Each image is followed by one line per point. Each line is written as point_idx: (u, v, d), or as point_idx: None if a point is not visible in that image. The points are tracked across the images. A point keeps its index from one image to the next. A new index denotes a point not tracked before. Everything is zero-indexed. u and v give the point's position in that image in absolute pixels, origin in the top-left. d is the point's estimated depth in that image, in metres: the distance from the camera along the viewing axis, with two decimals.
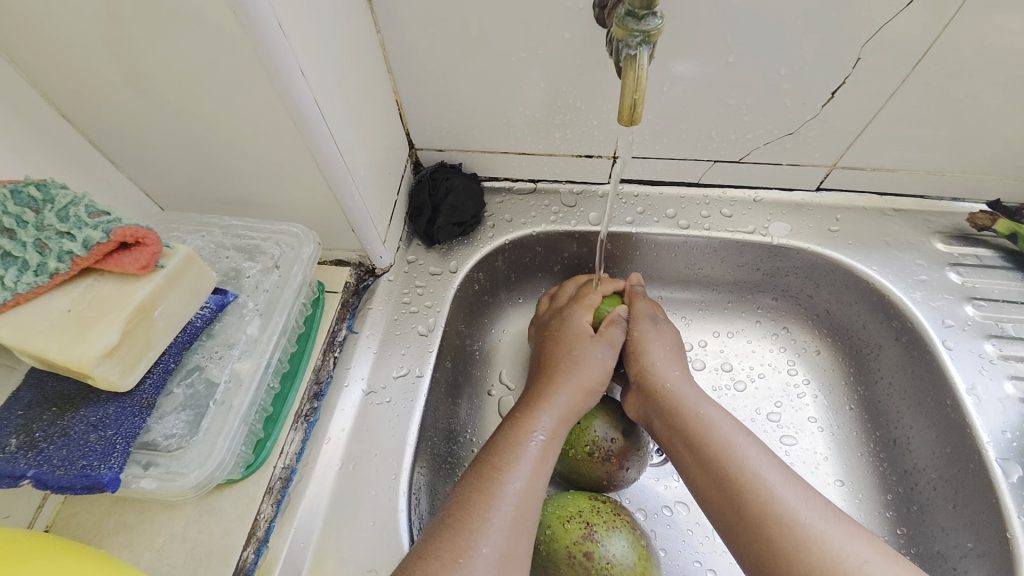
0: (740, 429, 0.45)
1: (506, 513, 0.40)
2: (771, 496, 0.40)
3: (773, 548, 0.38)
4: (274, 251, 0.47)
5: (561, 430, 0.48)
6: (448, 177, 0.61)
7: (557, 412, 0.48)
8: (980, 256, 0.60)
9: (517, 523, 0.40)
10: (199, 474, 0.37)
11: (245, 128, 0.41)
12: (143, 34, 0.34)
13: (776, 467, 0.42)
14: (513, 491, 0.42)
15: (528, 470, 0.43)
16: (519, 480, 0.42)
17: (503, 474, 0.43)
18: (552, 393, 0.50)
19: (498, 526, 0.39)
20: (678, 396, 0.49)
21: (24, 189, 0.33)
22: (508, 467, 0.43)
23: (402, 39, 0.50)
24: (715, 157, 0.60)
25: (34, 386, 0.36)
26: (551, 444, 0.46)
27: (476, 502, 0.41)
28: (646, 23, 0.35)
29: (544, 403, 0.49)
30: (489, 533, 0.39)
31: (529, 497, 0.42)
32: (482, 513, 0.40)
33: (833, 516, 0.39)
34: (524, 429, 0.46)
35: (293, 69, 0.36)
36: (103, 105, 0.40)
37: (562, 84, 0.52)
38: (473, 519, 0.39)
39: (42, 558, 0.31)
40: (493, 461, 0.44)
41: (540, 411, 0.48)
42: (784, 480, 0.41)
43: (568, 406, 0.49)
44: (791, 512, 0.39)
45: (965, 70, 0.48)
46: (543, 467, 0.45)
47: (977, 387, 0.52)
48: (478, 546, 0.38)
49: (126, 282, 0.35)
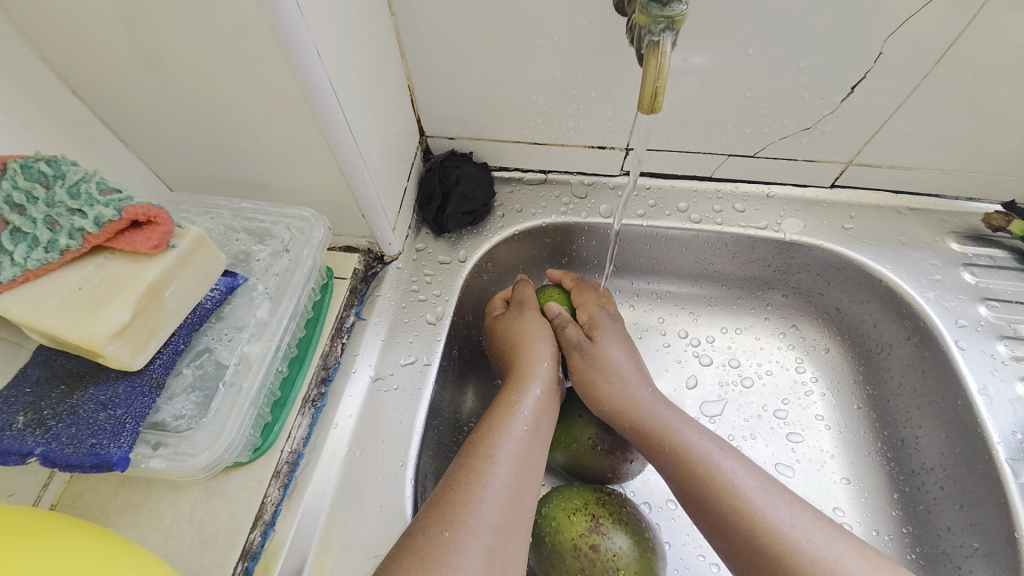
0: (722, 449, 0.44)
1: (493, 486, 0.40)
2: (759, 522, 0.39)
3: (764, 567, 0.38)
4: (284, 235, 0.46)
5: (546, 402, 0.48)
6: (459, 165, 0.61)
7: (539, 388, 0.48)
8: (995, 257, 0.59)
9: (508, 495, 0.40)
10: (210, 456, 0.37)
11: (257, 109, 0.40)
12: (156, 9, 0.33)
13: (761, 487, 0.41)
14: (501, 464, 0.42)
15: (514, 442, 0.43)
16: (506, 453, 0.43)
17: (490, 450, 0.43)
18: (528, 371, 0.50)
19: (488, 498, 0.40)
20: (651, 420, 0.47)
21: (34, 165, 0.33)
22: (493, 441, 0.43)
23: (416, 23, 0.49)
24: (729, 150, 0.59)
25: (43, 363, 0.36)
26: (537, 417, 0.46)
27: (464, 478, 0.41)
28: (671, 8, 0.35)
29: (525, 379, 0.49)
30: (479, 505, 0.39)
31: (518, 469, 0.42)
32: (470, 487, 0.40)
33: (825, 533, 0.39)
34: (507, 404, 0.47)
35: (308, 49, 0.35)
36: (114, 82, 0.40)
37: (577, 73, 0.52)
38: (461, 493, 0.40)
39: (46, 532, 0.31)
40: (478, 437, 0.44)
41: (521, 386, 0.48)
42: (770, 502, 0.40)
43: (547, 381, 0.49)
44: (781, 537, 0.38)
45: (990, 67, 0.47)
46: (532, 439, 0.45)
47: (989, 388, 0.52)
48: (468, 518, 0.38)
49: (137, 261, 0.34)
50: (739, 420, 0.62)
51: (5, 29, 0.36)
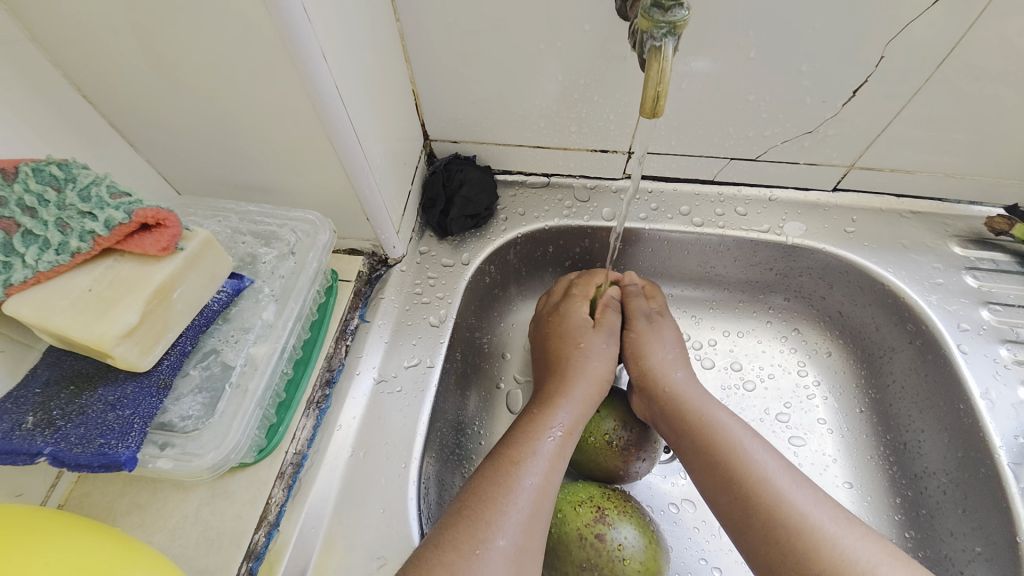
0: (747, 431, 0.46)
1: (522, 507, 0.40)
2: (780, 498, 0.40)
3: (784, 548, 0.38)
4: (289, 237, 0.47)
5: (579, 424, 0.48)
6: (462, 169, 0.61)
7: (575, 408, 0.48)
8: (997, 260, 0.59)
9: (533, 518, 0.40)
10: (216, 456, 0.37)
11: (264, 113, 0.41)
12: (167, 16, 0.34)
13: (784, 469, 0.42)
14: (531, 485, 0.42)
15: (545, 465, 0.44)
16: (537, 475, 0.43)
17: (521, 468, 0.43)
18: (568, 389, 0.50)
19: (517, 519, 0.40)
20: (682, 397, 0.49)
21: (45, 168, 0.34)
22: (525, 461, 0.43)
23: (421, 29, 0.50)
24: (731, 154, 0.59)
25: (52, 364, 0.36)
26: (569, 439, 0.46)
27: (493, 496, 0.41)
28: (673, 14, 0.35)
29: (561, 398, 0.49)
30: (508, 527, 0.39)
31: (546, 491, 0.42)
32: (500, 507, 0.40)
33: (842, 517, 0.39)
34: (542, 423, 0.47)
35: (316, 54, 0.36)
36: (125, 87, 0.40)
37: (580, 77, 0.52)
38: (490, 512, 0.40)
39: (58, 533, 0.31)
40: (513, 453, 0.44)
41: (558, 406, 0.48)
42: (793, 483, 0.41)
43: (586, 400, 0.49)
44: (801, 515, 0.39)
45: (990, 72, 0.47)
46: (561, 462, 0.45)
47: (991, 392, 0.52)
48: (495, 538, 0.38)
49: (146, 264, 0.35)
50: None
51: (18, 35, 0.37)
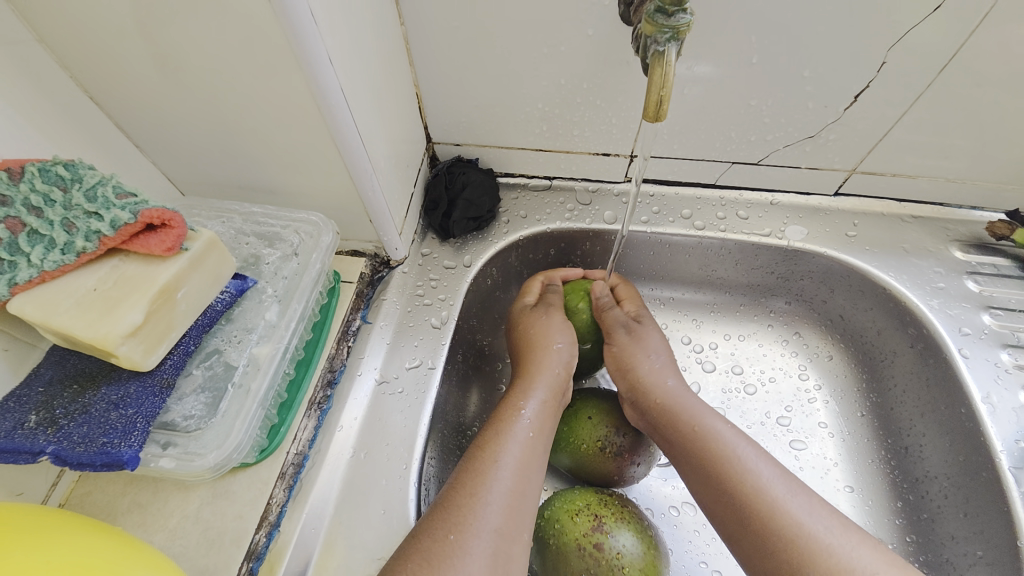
0: (743, 438, 0.45)
1: (496, 488, 0.40)
2: (776, 509, 0.40)
3: (780, 559, 0.38)
4: (292, 238, 0.47)
5: (550, 406, 0.48)
6: (464, 171, 0.61)
7: (541, 391, 0.49)
8: (999, 265, 0.59)
9: (510, 500, 0.40)
10: (218, 456, 0.37)
11: (269, 115, 0.41)
12: (175, 18, 0.34)
13: (780, 476, 0.42)
14: (502, 466, 0.42)
15: (518, 447, 0.44)
16: (509, 456, 0.43)
17: (490, 452, 0.43)
18: (533, 371, 0.50)
19: (492, 502, 0.40)
20: (676, 406, 0.48)
21: (52, 168, 0.34)
22: (495, 444, 0.44)
23: (425, 32, 0.50)
24: (733, 158, 0.60)
25: (56, 363, 0.36)
26: (540, 421, 0.47)
27: (467, 480, 0.41)
28: (676, 18, 0.35)
29: (528, 383, 0.49)
30: (483, 508, 0.39)
31: (520, 472, 0.42)
32: (472, 489, 0.40)
33: (839, 525, 0.39)
34: (510, 408, 0.47)
35: (320, 57, 0.36)
36: (131, 88, 0.41)
37: (582, 81, 0.52)
38: (463, 496, 0.40)
39: (58, 532, 0.31)
40: (483, 439, 0.44)
41: (525, 389, 0.49)
42: (788, 491, 0.41)
43: (552, 380, 0.50)
44: (796, 526, 0.39)
45: (991, 77, 0.47)
46: (534, 444, 0.45)
47: (992, 396, 0.52)
48: (471, 521, 0.38)
49: (151, 263, 0.35)
50: (743, 426, 0.62)
51: (27, 36, 0.37)
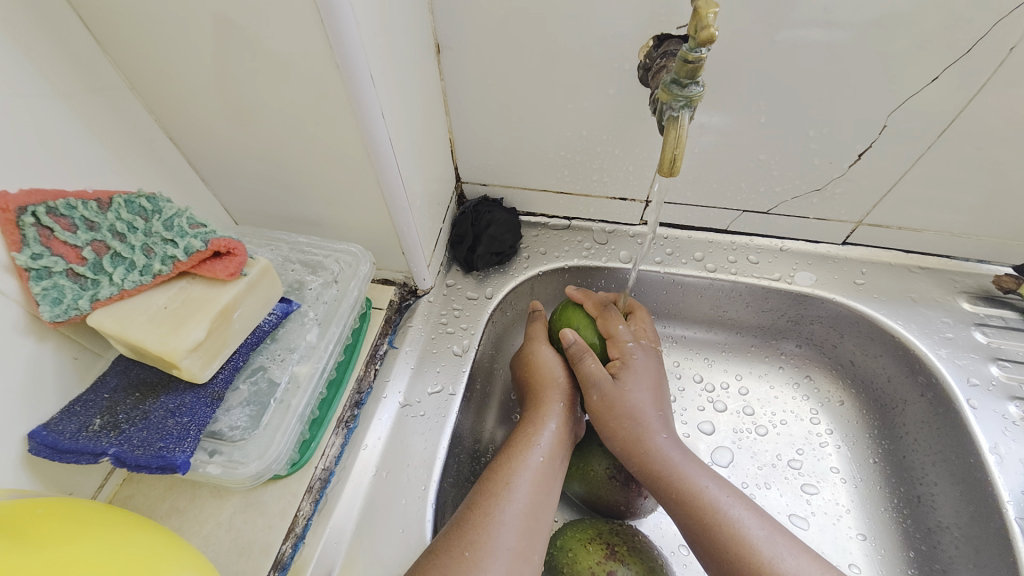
0: (734, 497, 0.45)
1: (510, 512, 0.43)
2: (768, 572, 0.40)
3: None
4: (333, 267, 0.51)
5: (563, 435, 0.50)
6: (490, 210, 0.66)
7: (554, 424, 0.50)
8: (1007, 318, 0.60)
9: (523, 522, 0.43)
10: (259, 465, 0.40)
11: (323, 159, 0.46)
12: (257, 80, 0.41)
13: (770, 536, 0.43)
14: (516, 492, 0.44)
15: (530, 473, 0.46)
16: (523, 480, 0.45)
17: (506, 476, 0.45)
18: (545, 405, 0.52)
19: (505, 522, 0.42)
20: (663, 462, 0.48)
21: (136, 200, 0.40)
22: (509, 468, 0.46)
23: (462, 87, 0.56)
24: (743, 207, 0.63)
25: (120, 372, 0.41)
26: (553, 448, 0.49)
27: (483, 502, 0.43)
28: (689, 89, 0.39)
29: (543, 410, 0.51)
30: (498, 528, 0.41)
31: (532, 497, 0.44)
32: (488, 511, 0.42)
33: None
34: (523, 436, 0.49)
35: (374, 111, 0.41)
36: (208, 134, 0.47)
37: (603, 133, 0.57)
38: (480, 517, 0.42)
39: (98, 525, 0.34)
40: (497, 464, 0.47)
41: (535, 420, 0.50)
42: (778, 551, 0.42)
43: (562, 413, 0.51)
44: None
45: (989, 141, 0.51)
46: (548, 469, 0.47)
47: (1000, 447, 0.52)
48: (485, 540, 0.40)
49: (213, 286, 0.39)
50: (753, 467, 0.62)
51: (122, 85, 0.43)
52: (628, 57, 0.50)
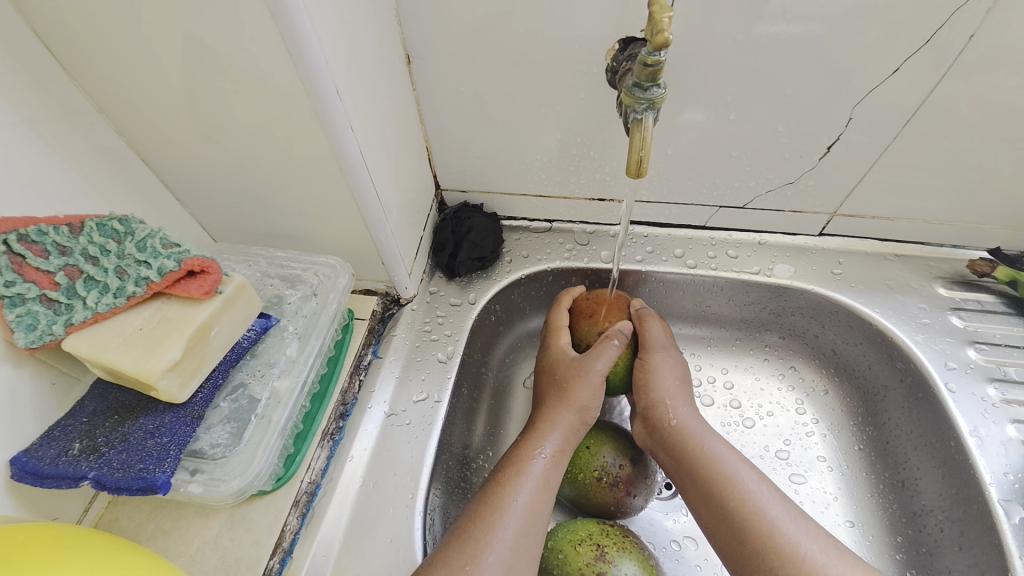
0: (745, 464, 0.47)
1: (510, 525, 0.43)
2: (776, 529, 0.42)
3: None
4: (312, 280, 0.52)
5: (564, 449, 0.49)
6: (470, 216, 0.66)
7: (559, 436, 0.50)
8: (982, 301, 0.62)
9: (522, 537, 0.43)
10: (241, 481, 0.40)
11: (296, 173, 0.47)
12: (226, 98, 0.41)
13: (778, 499, 0.44)
14: (517, 505, 0.44)
15: (531, 486, 0.46)
16: (523, 496, 0.45)
17: (508, 489, 0.45)
18: (552, 416, 0.51)
19: (505, 538, 0.42)
20: (682, 429, 0.50)
21: (108, 223, 0.39)
22: (512, 483, 0.46)
23: (436, 96, 0.56)
24: (720, 203, 0.64)
25: (99, 396, 0.41)
26: (554, 464, 0.48)
27: (483, 515, 0.43)
28: (651, 92, 0.40)
29: (547, 420, 0.51)
30: (496, 543, 0.41)
31: (532, 512, 0.44)
32: (489, 524, 0.42)
33: (834, 549, 0.41)
34: (526, 449, 0.49)
35: (344, 125, 0.42)
36: (180, 152, 0.47)
37: (577, 135, 0.58)
38: (480, 530, 0.42)
39: (80, 548, 0.34)
40: (501, 477, 0.46)
41: (541, 433, 0.50)
42: (785, 513, 0.43)
43: (568, 429, 0.50)
44: (793, 545, 0.41)
45: (952, 129, 0.52)
46: (549, 485, 0.47)
47: (980, 429, 0.53)
48: (484, 555, 0.40)
49: (189, 305, 0.39)
50: None
51: (89, 108, 0.43)
52: (596, 61, 0.50)
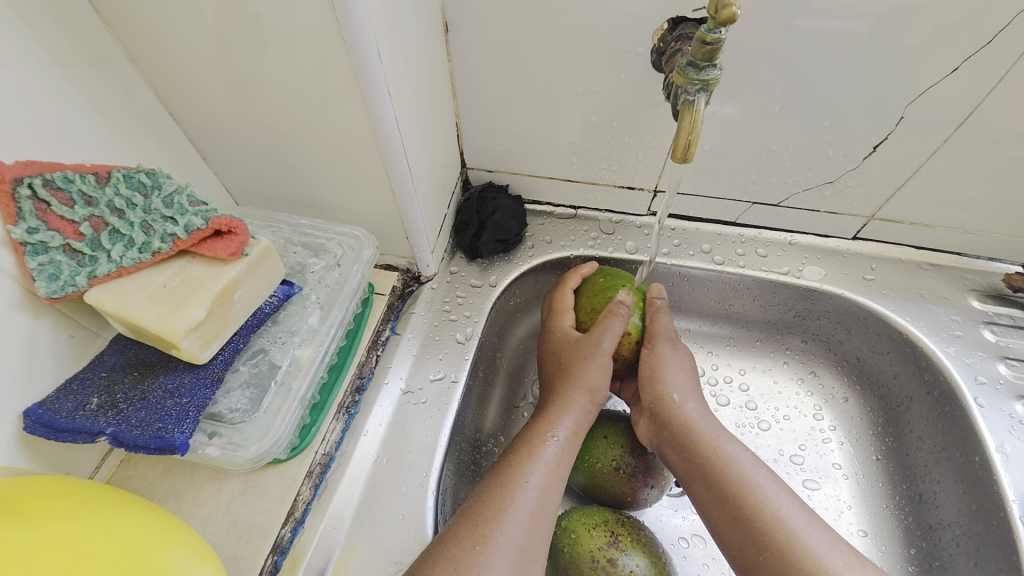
0: (761, 467, 0.46)
1: (523, 508, 0.42)
2: (795, 538, 0.40)
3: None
4: (336, 250, 0.51)
5: (578, 433, 0.49)
6: (495, 197, 0.65)
7: (572, 420, 0.49)
8: (1015, 317, 0.60)
9: (535, 519, 0.42)
10: (258, 448, 0.40)
11: (327, 138, 0.45)
12: (260, 55, 0.39)
13: (797, 508, 0.43)
14: (530, 488, 0.43)
15: (544, 469, 0.45)
16: (537, 478, 0.44)
17: (522, 471, 0.44)
18: (565, 398, 0.50)
19: (517, 520, 0.41)
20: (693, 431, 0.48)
21: (135, 176, 0.39)
22: (525, 465, 0.45)
23: (471, 69, 0.54)
24: (753, 199, 0.62)
25: (118, 352, 0.40)
26: (567, 449, 0.47)
27: (494, 495, 0.42)
28: (706, 73, 0.38)
29: (562, 404, 0.49)
30: (508, 525, 0.41)
31: (545, 495, 0.43)
32: (501, 506, 0.42)
33: (857, 562, 0.40)
34: (539, 432, 0.48)
35: (380, 89, 0.40)
36: (207, 107, 0.45)
37: (611, 120, 0.56)
38: (492, 511, 0.41)
39: (92, 504, 0.33)
40: (513, 458, 0.46)
41: (554, 416, 0.49)
42: (807, 522, 0.42)
43: (581, 412, 0.49)
44: (815, 556, 0.39)
45: (1008, 136, 0.49)
46: (561, 467, 0.46)
47: (1006, 445, 0.52)
48: (495, 536, 0.40)
49: (214, 266, 0.38)
50: None
51: (120, 56, 0.42)
52: (641, 40, 0.48)
